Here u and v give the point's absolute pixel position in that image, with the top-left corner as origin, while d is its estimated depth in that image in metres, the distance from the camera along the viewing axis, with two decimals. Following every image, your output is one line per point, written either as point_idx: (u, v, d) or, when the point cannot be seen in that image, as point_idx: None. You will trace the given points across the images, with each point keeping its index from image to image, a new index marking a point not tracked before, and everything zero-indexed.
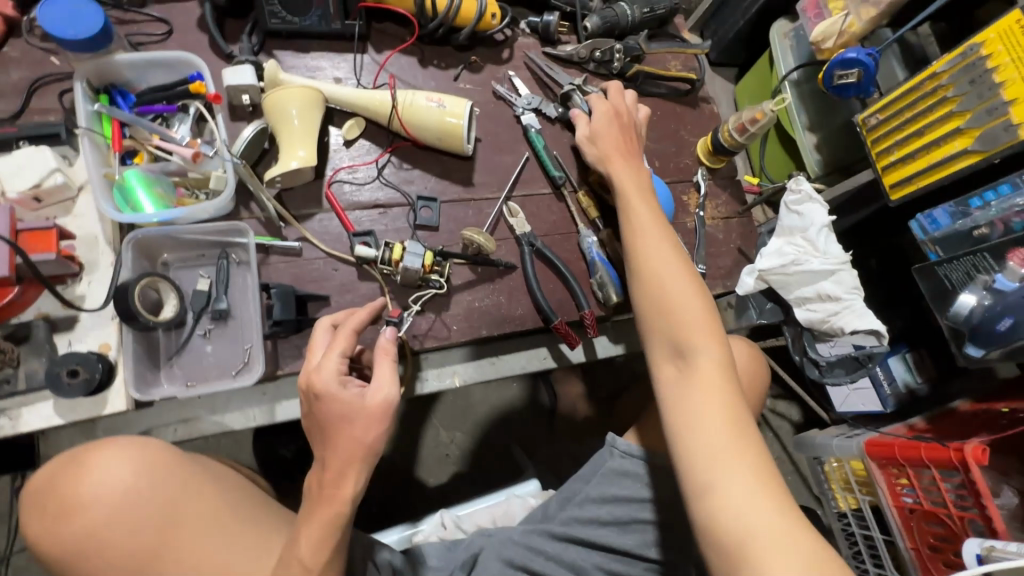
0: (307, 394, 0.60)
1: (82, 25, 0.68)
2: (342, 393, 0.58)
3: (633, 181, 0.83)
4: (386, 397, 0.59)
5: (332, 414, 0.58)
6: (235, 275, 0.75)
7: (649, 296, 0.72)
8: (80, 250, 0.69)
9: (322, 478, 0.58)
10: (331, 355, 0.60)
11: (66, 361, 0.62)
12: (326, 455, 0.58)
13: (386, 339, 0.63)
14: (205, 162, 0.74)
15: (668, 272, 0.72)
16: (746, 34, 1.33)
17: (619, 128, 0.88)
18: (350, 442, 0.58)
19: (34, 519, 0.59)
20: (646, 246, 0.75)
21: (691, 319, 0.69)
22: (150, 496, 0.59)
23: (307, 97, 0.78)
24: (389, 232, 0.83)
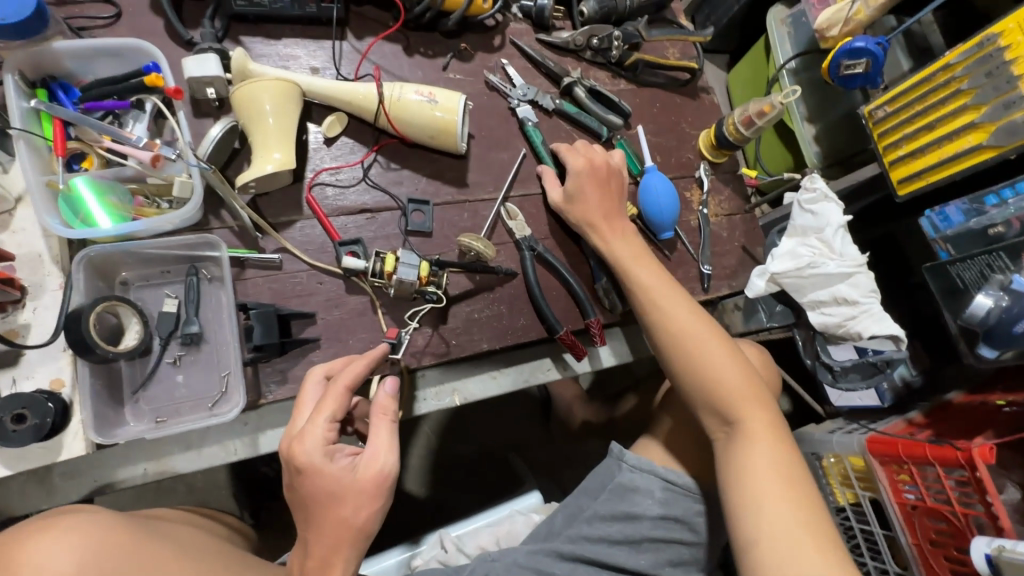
0: (288, 464, 0.53)
1: (11, 8, 0.58)
2: (328, 467, 0.52)
3: (621, 242, 0.80)
4: (381, 467, 0.54)
5: (317, 491, 0.52)
6: (207, 293, 0.67)
7: (681, 362, 0.73)
8: (22, 270, 0.60)
9: (304, 567, 0.53)
10: (317, 421, 0.53)
11: (10, 405, 0.53)
12: (308, 539, 0.53)
13: (384, 396, 0.56)
14: (166, 165, 0.64)
15: (692, 332, 0.74)
16: (740, 20, 1.29)
17: (598, 184, 0.82)
18: (337, 523, 0.52)
19: None
20: (665, 307, 0.76)
21: (723, 380, 0.71)
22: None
23: (282, 90, 0.69)
24: (378, 239, 0.76)
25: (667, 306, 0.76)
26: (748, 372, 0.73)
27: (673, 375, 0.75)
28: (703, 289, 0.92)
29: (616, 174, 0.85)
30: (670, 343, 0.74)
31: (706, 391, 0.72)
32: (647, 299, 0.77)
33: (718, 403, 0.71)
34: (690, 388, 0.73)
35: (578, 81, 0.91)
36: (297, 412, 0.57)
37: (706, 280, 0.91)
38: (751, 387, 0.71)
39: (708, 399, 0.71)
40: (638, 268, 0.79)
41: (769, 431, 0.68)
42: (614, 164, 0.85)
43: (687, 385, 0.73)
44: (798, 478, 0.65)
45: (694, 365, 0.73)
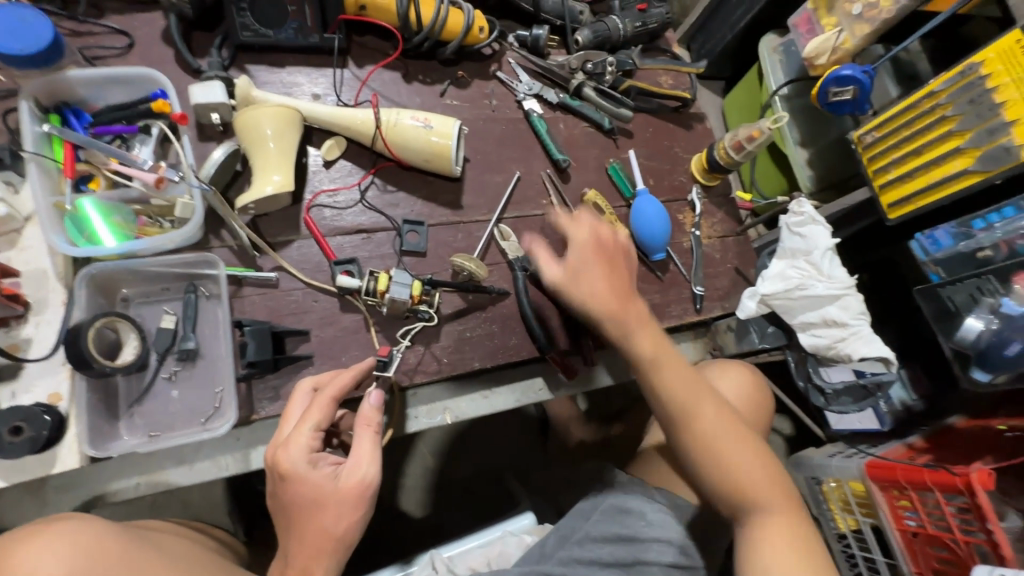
0: (272, 470, 0.54)
1: (29, 40, 0.61)
2: (311, 474, 0.53)
3: (642, 337, 0.68)
4: (361, 479, 0.54)
5: (299, 498, 0.53)
6: (205, 310, 0.69)
7: (697, 455, 0.69)
8: (27, 287, 0.62)
9: (286, 573, 0.53)
10: (302, 429, 0.54)
11: (8, 418, 0.55)
12: (292, 545, 0.53)
13: (369, 406, 0.56)
14: (170, 187, 0.67)
15: (711, 428, 0.69)
16: (733, 48, 1.32)
17: (605, 262, 0.67)
18: (316, 533, 0.53)
19: None
20: (689, 407, 0.69)
21: (742, 474, 0.69)
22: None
23: (283, 116, 0.72)
24: (373, 258, 0.78)
25: (688, 405, 0.69)
26: (761, 454, 0.71)
27: (691, 468, 0.71)
28: (696, 310, 0.93)
29: (622, 245, 0.69)
30: (692, 441, 0.69)
31: (728, 487, 0.69)
32: (669, 398, 0.69)
33: (737, 497, 0.69)
34: (710, 484, 0.70)
35: (586, 80, 0.97)
36: (284, 419, 0.58)
37: (698, 301, 0.92)
38: (769, 479, 0.69)
39: (727, 494, 0.69)
40: (657, 365, 0.68)
41: (787, 521, 0.68)
42: (623, 236, 0.69)
43: (707, 480, 0.70)
44: (814, 551, 0.67)
45: (719, 464, 0.69)
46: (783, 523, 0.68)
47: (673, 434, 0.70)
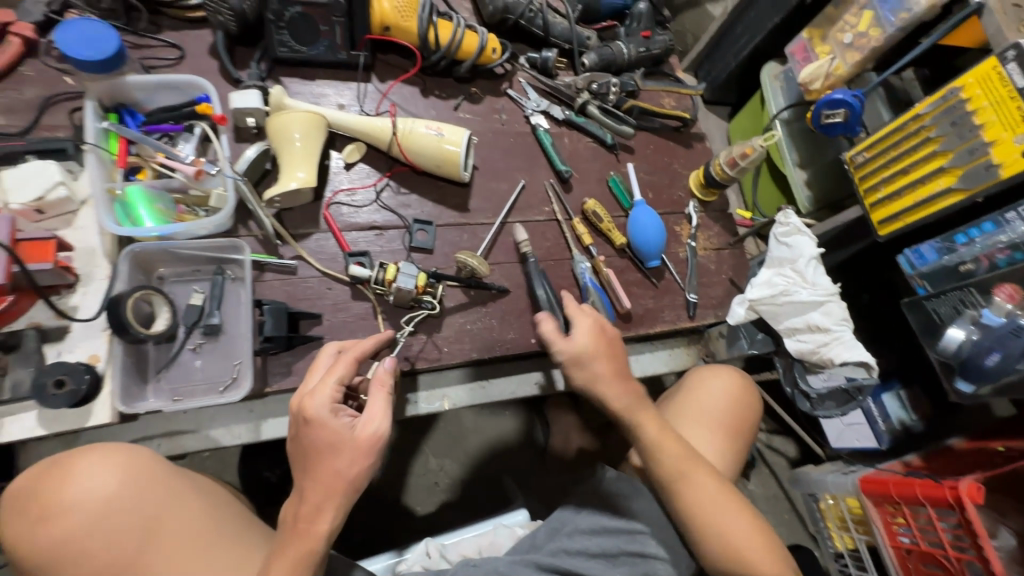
0: (296, 416, 0.58)
1: (97, 48, 0.71)
2: (331, 422, 0.56)
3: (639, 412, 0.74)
4: (373, 432, 0.57)
5: (318, 443, 0.56)
6: (229, 290, 0.76)
7: (699, 532, 0.72)
8: (77, 261, 0.69)
9: (297, 512, 0.56)
10: (326, 382, 0.58)
11: (53, 371, 0.62)
12: (304, 486, 0.56)
13: (383, 369, 0.61)
14: (207, 179, 0.76)
15: (713, 506, 0.72)
16: (737, 76, 1.38)
17: (606, 348, 0.75)
18: (331, 475, 0.56)
19: (13, 522, 0.57)
20: (694, 485, 0.73)
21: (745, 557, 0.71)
22: (133, 507, 0.58)
23: (310, 121, 0.81)
24: (384, 253, 0.85)
25: (693, 485, 0.73)
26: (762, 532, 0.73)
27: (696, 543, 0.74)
28: (689, 317, 0.97)
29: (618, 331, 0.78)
30: (697, 519, 0.72)
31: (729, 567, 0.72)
32: (675, 477, 0.73)
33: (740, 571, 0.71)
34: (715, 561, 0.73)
35: (590, 99, 1.04)
36: (309, 375, 0.61)
37: (691, 307, 0.96)
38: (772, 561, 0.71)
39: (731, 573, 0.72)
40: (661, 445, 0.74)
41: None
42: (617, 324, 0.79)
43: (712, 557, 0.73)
44: None
45: (722, 542, 0.72)
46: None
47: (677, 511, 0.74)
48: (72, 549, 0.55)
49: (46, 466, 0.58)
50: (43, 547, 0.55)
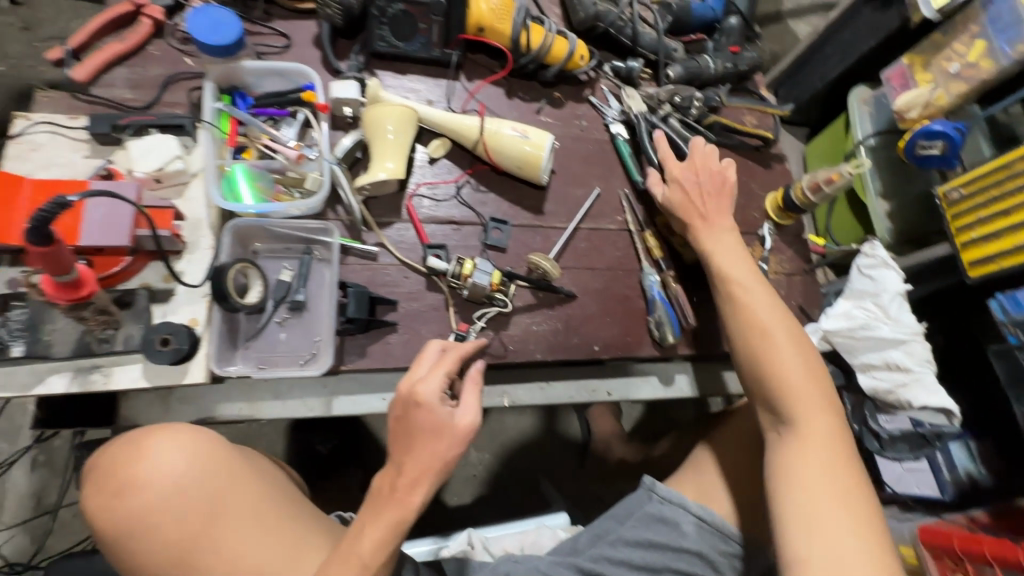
0: (404, 399, 0.62)
1: (222, 34, 0.76)
2: (438, 409, 0.61)
3: (716, 235, 0.86)
4: (471, 421, 0.62)
5: (422, 424, 0.60)
6: (315, 269, 0.80)
7: (749, 341, 0.77)
8: (185, 230, 0.74)
9: (394, 483, 0.60)
10: (438, 371, 0.63)
11: (159, 330, 0.67)
12: (403, 460, 0.60)
13: (476, 368, 0.66)
14: (305, 163, 0.80)
15: (769, 329, 0.77)
16: (821, 97, 1.34)
17: (701, 182, 0.90)
18: (430, 455, 0.60)
19: (93, 492, 0.61)
20: (752, 307, 0.79)
21: (788, 372, 0.74)
22: (199, 488, 0.61)
23: (404, 114, 0.84)
24: (459, 247, 0.87)
25: (751, 312, 0.78)
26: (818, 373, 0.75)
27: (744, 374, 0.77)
28: None
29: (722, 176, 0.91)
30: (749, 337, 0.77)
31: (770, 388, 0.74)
32: (734, 302, 0.80)
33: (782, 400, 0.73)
34: (758, 386, 0.76)
35: (672, 111, 1.04)
36: (415, 362, 0.65)
37: None
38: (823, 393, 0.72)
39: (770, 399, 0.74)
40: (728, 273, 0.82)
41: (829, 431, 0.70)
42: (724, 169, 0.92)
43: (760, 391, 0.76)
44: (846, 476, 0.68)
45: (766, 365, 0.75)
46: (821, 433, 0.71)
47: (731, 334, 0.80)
48: (145, 524, 0.59)
49: (123, 442, 0.62)
50: (119, 519, 0.59)
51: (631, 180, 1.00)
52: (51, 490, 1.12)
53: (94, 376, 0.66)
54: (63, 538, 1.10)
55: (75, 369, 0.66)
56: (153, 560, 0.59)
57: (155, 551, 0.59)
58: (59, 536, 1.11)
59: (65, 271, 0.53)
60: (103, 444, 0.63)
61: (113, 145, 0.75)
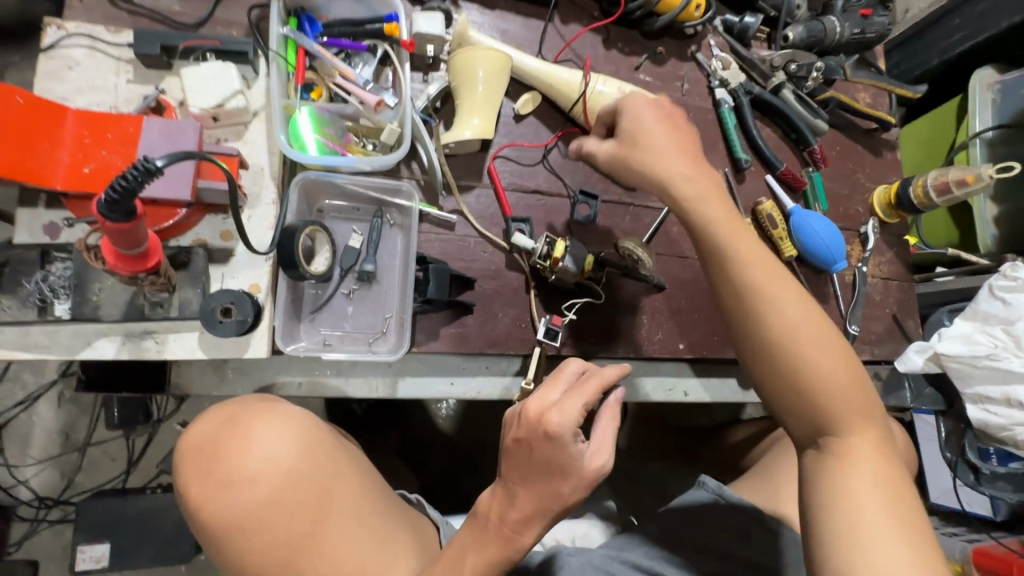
0: (530, 427, 0.52)
1: None
2: (569, 446, 0.52)
3: (713, 197, 0.63)
4: (600, 464, 0.54)
5: (543, 460, 0.52)
6: (387, 236, 0.71)
7: (771, 342, 0.59)
8: (246, 180, 0.64)
9: (503, 515, 0.54)
10: (574, 399, 0.53)
11: (220, 298, 0.59)
12: (517, 494, 0.54)
13: (614, 398, 0.57)
14: (383, 112, 0.69)
15: (799, 327, 0.58)
16: (934, 76, 1.20)
17: (673, 127, 0.65)
18: (550, 494, 0.53)
19: (196, 483, 0.55)
20: (774, 298, 0.59)
21: (826, 379, 0.57)
22: (307, 483, 0.56)
23: (497, 61, 0.71)
24: (543, 223, 0.77)
25: (774, 306, 0.59)
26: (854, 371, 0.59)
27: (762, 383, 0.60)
28: None
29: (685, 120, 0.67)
30: (770, 337, 0.59)
31: (803, 407, 0.58)
32: (751, 292, 0.60)
33: (820, 420, 0.57)
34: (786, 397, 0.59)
35: (786, 81, 0.91)
36: (547, 379, 0.56)
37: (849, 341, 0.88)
38: (866, 401, 0.57)
39: (808, 416, 0.58)
40: (738, 248, 0.61)
41: (879, 444, 0.57)
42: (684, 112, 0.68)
43: (788, 408, 0.59)
44: (905, 501, 0.53)
45: (794, 379, 0.58)
46: (874, 450, 0.56)
47: (744, 334, 0.61)
48: (253, 519, 0.54)
49: (224, 420, 0.58)
50: (224, 510, 0.54)
51: (731, 159, 0.89)
52: (78, 427, 1.08)
53: (147, 343, 0.59)
54: (93, 475, 1.08)
55: (125, 333, 0.58)
56: (262, 560, 0.54)
57: (259, 551, 0.54)
58: (89, 474, 1.08)
59: (138, 246, 0.45)
60: (197, 418, 0.58)
61: (161, 69, 0.64)
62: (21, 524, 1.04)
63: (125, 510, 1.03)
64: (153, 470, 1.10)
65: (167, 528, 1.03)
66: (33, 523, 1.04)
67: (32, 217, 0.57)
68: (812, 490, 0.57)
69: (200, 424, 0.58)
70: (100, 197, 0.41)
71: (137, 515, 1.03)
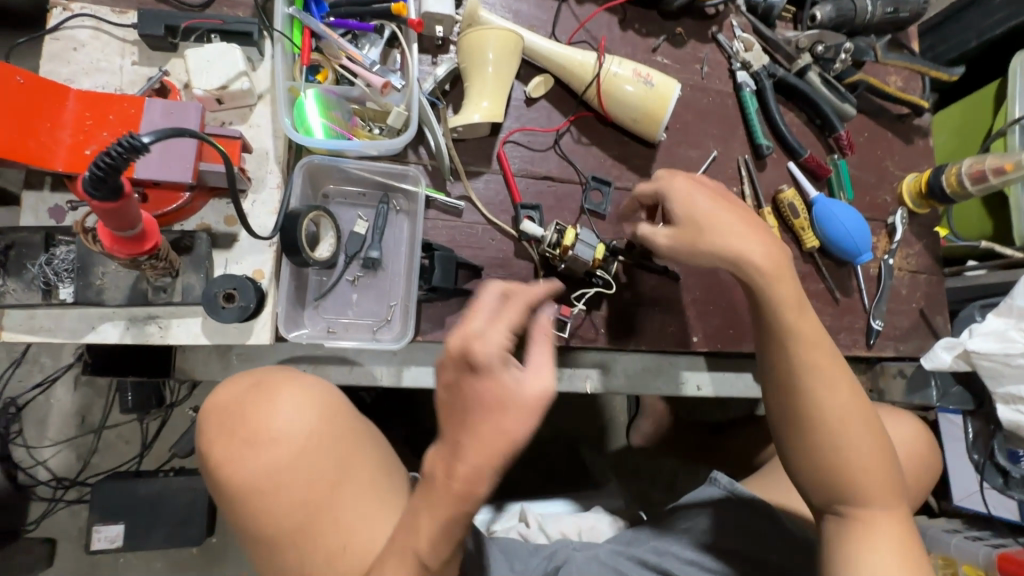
0: (450, 361, 0.42)
1: None
2: (501, 373, 0.41)
3: (781, 276, 0.59)
4: (545, 390, 0.42)
5: (483, 398, 0.41)
6: (393, 222, 0.70)
7: (808, 421, 0.59)
8: (250, 164, 0.63)
9: (448, 472, 0.43)
10: (498, 324, 0.43)
11: (223, 284, 0.58)
12: (456, 444, 0.42)
13: (548, 318, 0.46)
14: (390, 94, 0.67)
15: (838, 411, 0.58)
16: (971, 59, 1.14)
17: (726, 202, 0.62)
18: (493, 435, 0.41)
19: (220, 441, 0.55)
20: (820, 380, 0.59)
21: (855, 462, 0.58)
22: (326, 446, 0.56)
23: (508, 42, 0.69)
24: (554, 210, 0.75)
25: (824, 385, 0.58)
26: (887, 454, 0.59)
27: (795, 452, 0.60)
28: (867, 344, 0.85)
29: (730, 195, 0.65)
30: (808, 415, 0.58)
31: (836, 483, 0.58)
32: (803, 370, 0.59)
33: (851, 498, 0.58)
34: (812, 474, 0.59)
35: (812, 63, 0.87)
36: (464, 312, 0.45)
37: (873, 335, 0.84)
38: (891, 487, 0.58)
39: (833, 490, 0.59)
40: (799, 326, 0.59)
41: (899, 523, 0.58)
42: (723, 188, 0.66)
43: (819, 481, 0.59)
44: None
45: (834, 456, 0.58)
46: (894, 527, 0.58)
47: (787, 404, 0.60)
48: (272, 479, 0.54)
49: (251, 384, 0.58)
50: (245, 469, 0.54)
51: (752, 146, 0.85)
52: (95, 409, 1.10)
53: (150, 328, 0.58)
54: (109, 457, 1.10)
55: (129, 318, 0.58)
56: (276, 520, 0.53)
57: (275, 512, 0.53)
58: (104, 456, 1.10)
59: (132, 228, 0.44)
60: (225, 381, 0.59)
61: (166, 51, 0.63)
62: (39, 503, 1.06)
63: (139, 492, 1.04)
64: (166, 454, 1.11)
65: (179, 510, 1.04)
66: (51, 503, 1.06)
67: (38, 200, 0.57)
68: (830, 558, 0.59)
69: (227, 388, 0.58)
70: (84, 176, 0.39)
71: (151, 497, 1.05)
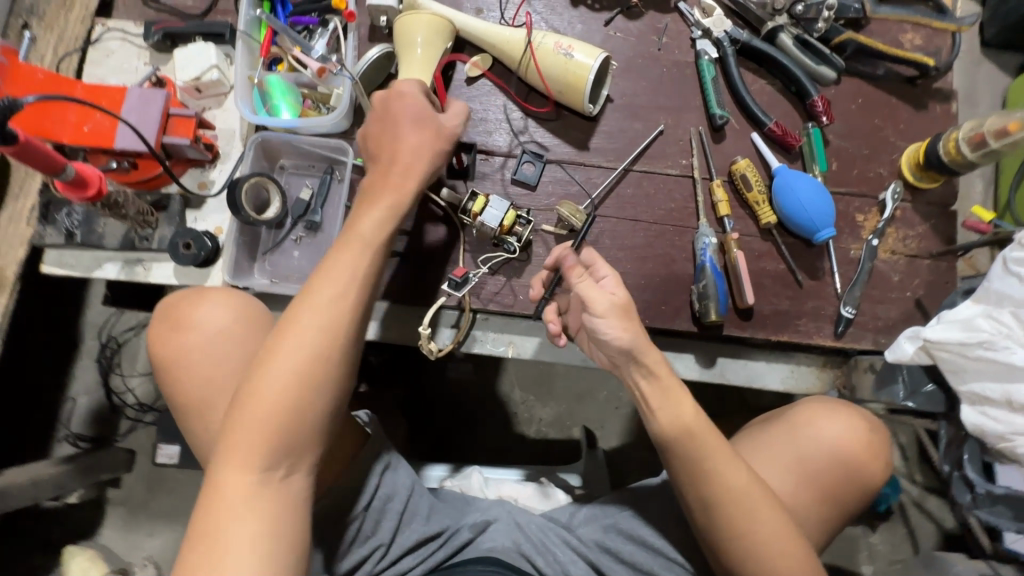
0: (384, 98, 0.66)
1: None
2: (419, 99, 0.66)
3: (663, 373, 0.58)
4: (454, 124, 0.67)
5: (411, 109, 0.65)
6: (335, 191, 0.80)
7: (704, 484, 0.57)
8: (219, 141, 0.78)
9: (386, 172, 0.63)
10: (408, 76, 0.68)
11: (184, 235, 0.73)
12: (394, 151, 0.63)
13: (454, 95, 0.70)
14: (330, 78, 0.76)
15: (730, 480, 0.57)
16: None
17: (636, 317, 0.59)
18: (417, 142, 0.64)
19: (158, 325, 0.65)
20: (716, 450, 0.57)
21: (757, 521, 0.57)
22: (236, 342, 0.63)
23: (436, 25, 0.75)
24: (485, 181, 0.79)
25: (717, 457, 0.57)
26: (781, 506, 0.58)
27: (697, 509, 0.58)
28: (834, 333, 0.76)
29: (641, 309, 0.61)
30: (703, 476, 0.57)
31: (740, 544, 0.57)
32: (691, 440, 0.57)
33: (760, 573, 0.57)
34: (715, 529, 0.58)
35: (787, 25, 0.80)
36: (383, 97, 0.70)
37: (841, 324, 0.75)
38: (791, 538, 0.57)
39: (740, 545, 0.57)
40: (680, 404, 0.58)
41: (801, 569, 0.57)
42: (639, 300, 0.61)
43: (726, 553, 0.58)
44: None
45: (734, 529, 0.57)
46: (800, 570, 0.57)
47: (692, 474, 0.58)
48: (187, 358, 0.63)
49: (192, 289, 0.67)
50: (169, 346, 0.64)
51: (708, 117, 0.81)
52: None
53: (138, 269, 0.75)
54: None
55: (124, 260, 0.75)
56: (190, 388, 0.63)
57: (189, 382, 0.63)
58: None
59: (60, 171, 0.60)
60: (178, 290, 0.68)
61: (168, 54, 0.80)
62: (126, 421, 1.35)
63: None
64: None
65: None
66: (134, 422, 1.35)
67: None
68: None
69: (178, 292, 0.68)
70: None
71: None
